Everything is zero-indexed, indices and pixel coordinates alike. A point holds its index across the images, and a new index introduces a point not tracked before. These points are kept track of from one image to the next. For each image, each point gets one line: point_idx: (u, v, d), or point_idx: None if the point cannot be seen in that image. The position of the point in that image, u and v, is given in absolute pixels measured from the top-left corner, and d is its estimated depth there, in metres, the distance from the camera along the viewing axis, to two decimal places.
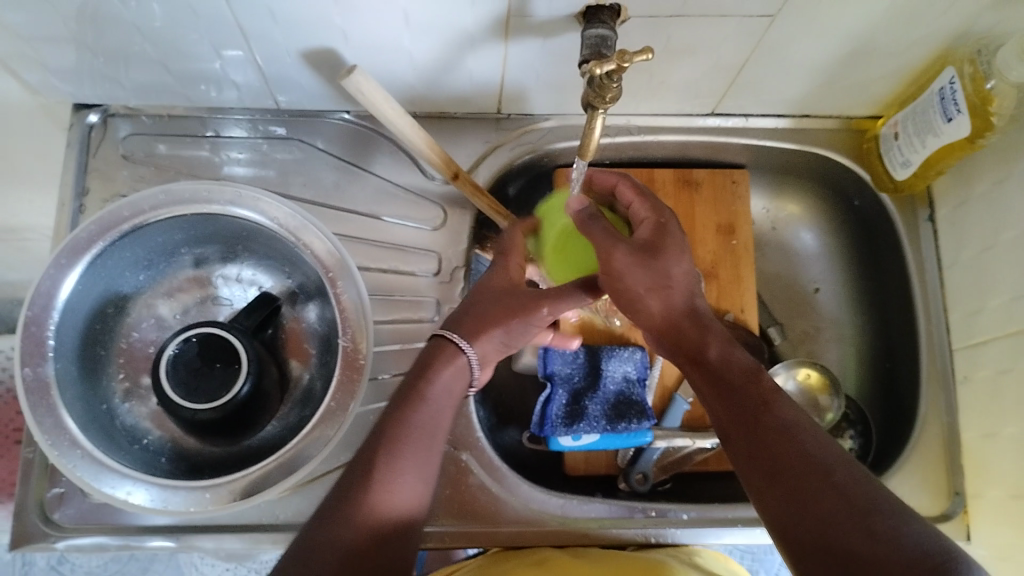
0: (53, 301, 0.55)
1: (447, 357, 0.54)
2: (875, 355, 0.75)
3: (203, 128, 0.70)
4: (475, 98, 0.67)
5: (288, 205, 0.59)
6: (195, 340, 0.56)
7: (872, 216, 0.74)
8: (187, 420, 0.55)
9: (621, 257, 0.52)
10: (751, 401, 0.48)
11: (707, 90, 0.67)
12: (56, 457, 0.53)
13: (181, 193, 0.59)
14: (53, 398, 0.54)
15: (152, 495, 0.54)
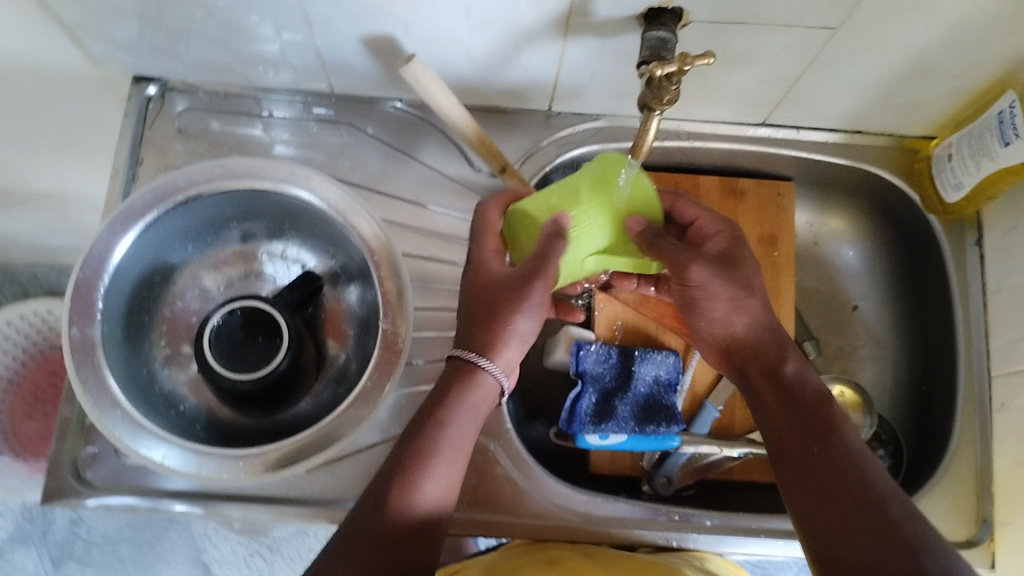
0: (104, 265, 0.56)
1: (464, 377, 0.54)
2: (911, 376, 0.74)
3: (257, 107, 0.71)
4: (528, 93, 0.67)
5: (339, 186, 0.60)
6: (239, 313, 0.57)
7: (918, 237, 0.73)
8: (226, 390, 0.56)
9: (703, 268, 0.55)
10: (817, 429, 0.51)
11: (760, 99, 0.66)
12: (96, 416, 0.54)
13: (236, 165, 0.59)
14: (98, 357, 0.55)
15: (187, 460, 0.54)
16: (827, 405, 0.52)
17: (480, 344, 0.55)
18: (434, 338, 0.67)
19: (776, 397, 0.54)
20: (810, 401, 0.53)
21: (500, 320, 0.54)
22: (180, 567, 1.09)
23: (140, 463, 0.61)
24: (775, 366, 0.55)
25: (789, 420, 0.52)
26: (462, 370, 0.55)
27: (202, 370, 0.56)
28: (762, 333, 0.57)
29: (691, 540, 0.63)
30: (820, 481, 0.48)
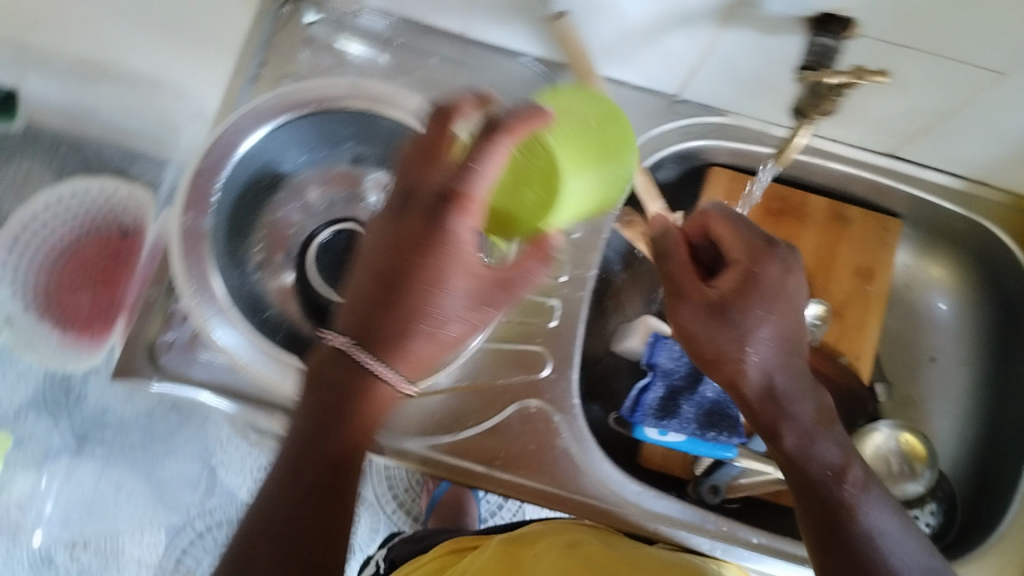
0: (228, 156, 0.56)
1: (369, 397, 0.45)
2: (980, 439, 0.73)
3: (385, 31, 0.68)
4: (659, 78, 0.64)
5: None
6: (345, 235, 0.63)
7: (1018, 303, 0.71)
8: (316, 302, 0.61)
9: (687, 313, 0.51)
10: (841, 497, 0.49)
11: (896, 128, 0.64)
12: (192, 301, 0.54)
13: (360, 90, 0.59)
14: (201, 249, 0.55)
15: (266, 365, 0.55)
16: (850, 462, 0.50)
17: (378, 347, 0.44)
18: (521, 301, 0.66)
19: (786, 457, 0.51)
20: (829, 464, 0.50)
21: (416, 312, 0.44)
22: (187, 463, 1.13)
23: (212, 360, 0.61)
24: (773, 399, 0.50)
25: (808, 485, 0.50)
26: (355, 384, 0.45)
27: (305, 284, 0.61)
28: (701, 313, 0.51)
29: (734, 554, 0.63)
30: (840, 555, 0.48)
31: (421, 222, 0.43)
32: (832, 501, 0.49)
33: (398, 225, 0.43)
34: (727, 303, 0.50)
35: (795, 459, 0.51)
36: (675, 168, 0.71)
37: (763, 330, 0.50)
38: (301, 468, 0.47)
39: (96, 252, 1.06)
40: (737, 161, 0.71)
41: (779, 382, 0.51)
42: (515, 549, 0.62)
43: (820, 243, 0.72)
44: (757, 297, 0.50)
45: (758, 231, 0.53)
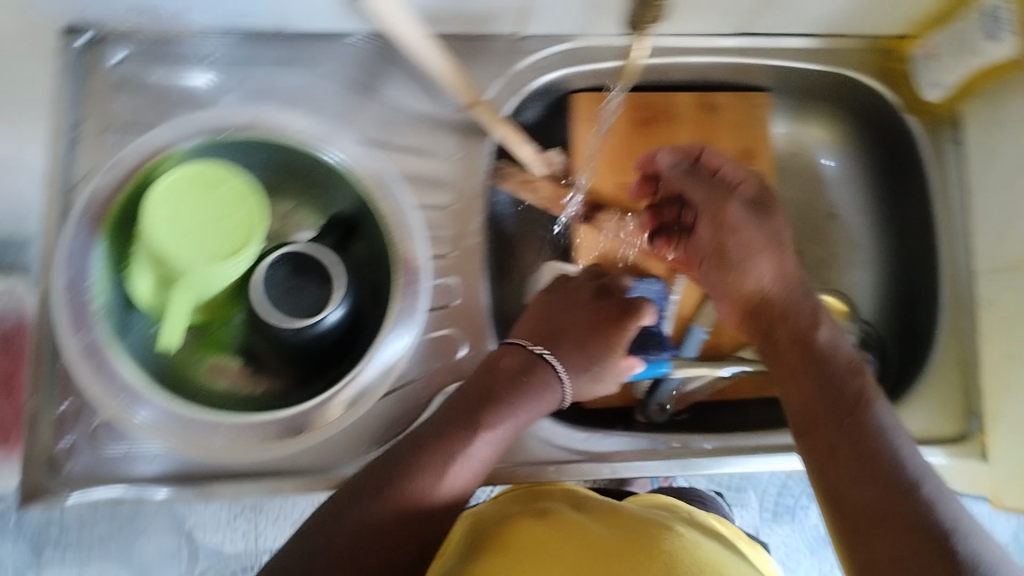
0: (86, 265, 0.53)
1: (543, 384, 0.57)
2: (895, 280, 0.76)
3: (198, 51, 0.62)
4: (494, 18, 0.63)
5: (307, 119, 0.57)
6: (283, 262, 0.55)
7: (892, 136, 0.73)
8: (277, 340, 0.55)
9: (614, 301, 0.63)
10: (839, 432, 0.47)
11: (741, 9, 0.63)
12: (122, 405, 0.54)
13: (202, 122, 0.56)
14: (109, 358, 0.53)
15: (172, 421, 0.55)
16: (842, 369, 0.50)
17: (493, 407, 0.54)
18: (444, 284, 0.63)
19: (846, 407, 0.48)
20: (862, 403, 0.48)
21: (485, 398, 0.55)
22: None
23: (120, 451, 0.57)
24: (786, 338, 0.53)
25: (845, 409, 0.48)
26: (540, 374, 0.57)
27: (255, 335, 0.57)
28: (814, 308, 0.55)
29: (690, 465, 0.66)
30: (865, 511, 0.44)
31: (586, 291, 0.63)
32: (847, 447, 0.47)
33: (538, 318, 0.61)
34: (805, 332, 0.53)
35: (822, 402, 0.49)
36: (536, 106, 0.70)
37: (758, 267, 0.56)
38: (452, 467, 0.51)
39: None
40: (593, 81, 0.69)
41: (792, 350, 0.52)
42: (475, 513, 0.57)
43: (697, 137, 0.72)
44: (779, 308, 0.54)
45: (790, 262, 0.56)
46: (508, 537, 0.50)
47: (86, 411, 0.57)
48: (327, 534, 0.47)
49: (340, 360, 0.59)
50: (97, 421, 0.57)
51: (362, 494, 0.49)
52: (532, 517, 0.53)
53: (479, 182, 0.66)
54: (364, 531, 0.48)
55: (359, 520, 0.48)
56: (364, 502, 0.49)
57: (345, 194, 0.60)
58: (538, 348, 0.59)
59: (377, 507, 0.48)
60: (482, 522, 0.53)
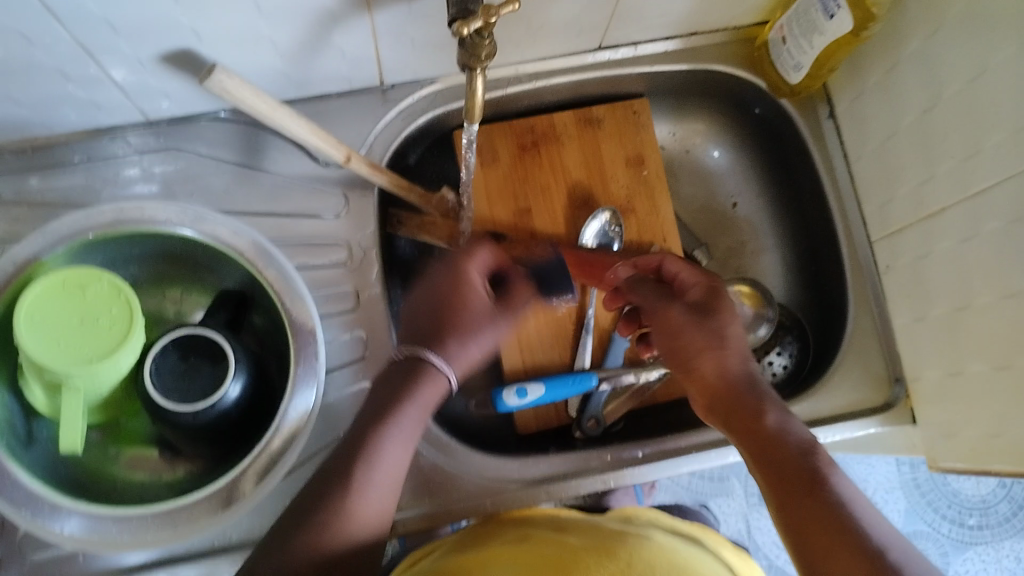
0: None
1: (422, 381, 0.53)
2: (801, 258, 0.77)
3: (72, 155, 0.63)
4: (355, 75, 0.64)
5: (175, 204, 0.56)
6: (172, 347, 0.54)
7: (770, 118, 0.74)
8: (178, 426, 0.53)
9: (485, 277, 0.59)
10: (746, 428, 0.51)
11: (590, 23, 0.64)
12: (29, 518, 0.50)
13: (64, 230, 0.55)
14: (11, 473, 0.50)
15: (88, 526, 0.52)
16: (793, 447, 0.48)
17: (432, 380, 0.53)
18: (352, 340, 0.64)
19: (747, 407, 0.51)
20: (751, 404, 0.51)
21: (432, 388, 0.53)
22: None
23: (50, 556, 0.57)
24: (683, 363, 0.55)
25: (729, 411, 0.52)
26: (418, 367, 0.53)
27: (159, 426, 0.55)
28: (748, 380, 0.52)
29: (626, 475, 0.66)
30: (780, 488, 0.47)
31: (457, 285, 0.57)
32: (755, 440, 0.50)
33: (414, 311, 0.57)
34: (754, 428, 0.50)
35: (731, 408, 0.52)
36: (421, 146, 0.71)
37: (707, 361, 0.53)
38: (385, 449, 0.51)
39: None
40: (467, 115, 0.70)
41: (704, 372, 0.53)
42: (458, 540, 0.59)
43: (583, 153, 0.73)
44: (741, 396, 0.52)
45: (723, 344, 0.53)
46: (484, 558, 0.52)
47: (9, 524, 0.57)
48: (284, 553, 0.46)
49: (252, 435, 0.57)
50: (22, 531, 0.57)
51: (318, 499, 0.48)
52: (513, 543, 0.54)
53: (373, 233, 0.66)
54: (334, 541, 0.47)
55: (315, 523, 0.47)
56: (315, 509, 0.48)
57: (231, 270, 0.59)
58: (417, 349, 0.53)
59: (324, 521, 0.47)
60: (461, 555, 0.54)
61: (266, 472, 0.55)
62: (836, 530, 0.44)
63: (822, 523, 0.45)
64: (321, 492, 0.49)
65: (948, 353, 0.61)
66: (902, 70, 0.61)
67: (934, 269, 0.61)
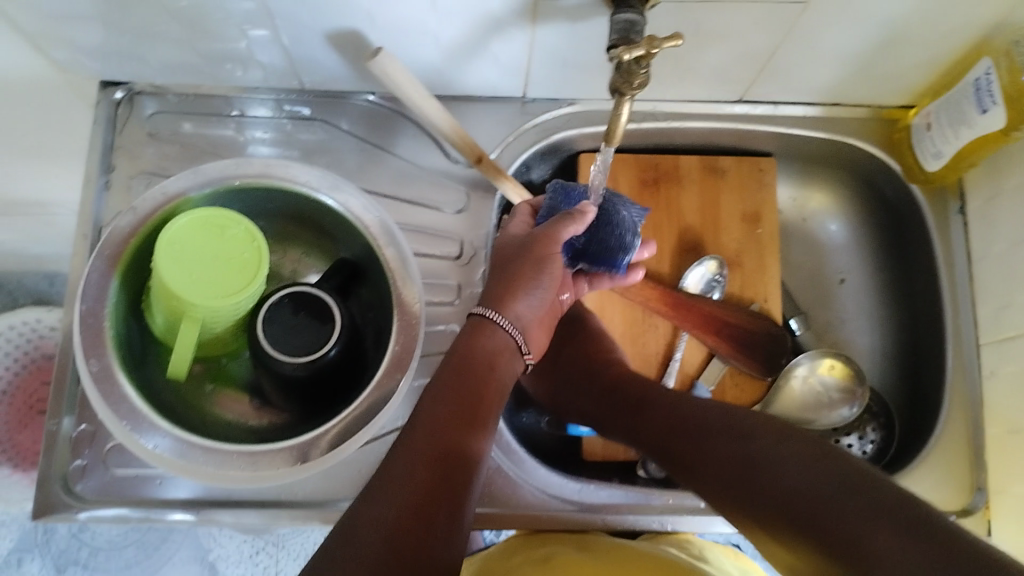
0: (105, 292, 0.54)
1: (485, 341, 0.55)
2: (901, 348, 0.75)
3: (227, 108, 0.68)
4: (501, 83, 0.66)
5: (317, 168, 0.59)
6: (286, 300, 0.56)
7: (897, 202, 0.74)
8: (277, 375, 0.55)
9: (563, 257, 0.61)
10: (770, 468, 0.44)
11: (737, 76, 0.65)
12: (126, 431, 0.53)
13: (214, 172, 0.59)
14: (120, 384, 0.53)
15: (176, 451, 0.54)
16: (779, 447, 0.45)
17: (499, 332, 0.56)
18: (447, 333, 0.65)
19: (756, 427, 0.47)
20: (755, 429, 0.48)
21: (477, 377, 0.53)
22: (186, 567, 0.92)
23: (131, 473, 0.60)
24: (684, 422, 0.53)
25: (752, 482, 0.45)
26: (482, 326, 0.56)
27: (257, 373, 0.58)
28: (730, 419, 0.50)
29: (684, 521, 0.64)
30: (804, 504, 0.41)
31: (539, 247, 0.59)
32: (749, 481, 0.45)
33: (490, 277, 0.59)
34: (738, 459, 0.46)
35: (734, 454, 0.47)
36: (546, 164, 0.73)
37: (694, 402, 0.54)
38: (455, 440, 0.48)
39: (34, 386, 0.85)
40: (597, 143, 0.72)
41: (709, 418, 0.51)
42: (512, 555, 0.59)
43: (702, 199, 0.73)
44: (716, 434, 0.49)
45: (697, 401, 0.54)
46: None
47: (101, 435, 0.61)
48: (349, 523, 0.42)
49: (339, 401, 0.59)
50: (110, 444, 0.61)
51: (383, 477, 0.45)
52: (534, 564, 0.55)
53: (486, 234, 0.68)
54: (401, 505, 0.43)
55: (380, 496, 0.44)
56: (377, 487, 0.45)
57: (353, 242, 0.62)
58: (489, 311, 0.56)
59: (391, 491, 0.44)
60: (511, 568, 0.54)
61: (342, 438, 0.56)
62: (863, 479, 0.40)
63: (816, 516, 0.40)
64: (389, 482, 0.45)
65: None
66: None
67: None
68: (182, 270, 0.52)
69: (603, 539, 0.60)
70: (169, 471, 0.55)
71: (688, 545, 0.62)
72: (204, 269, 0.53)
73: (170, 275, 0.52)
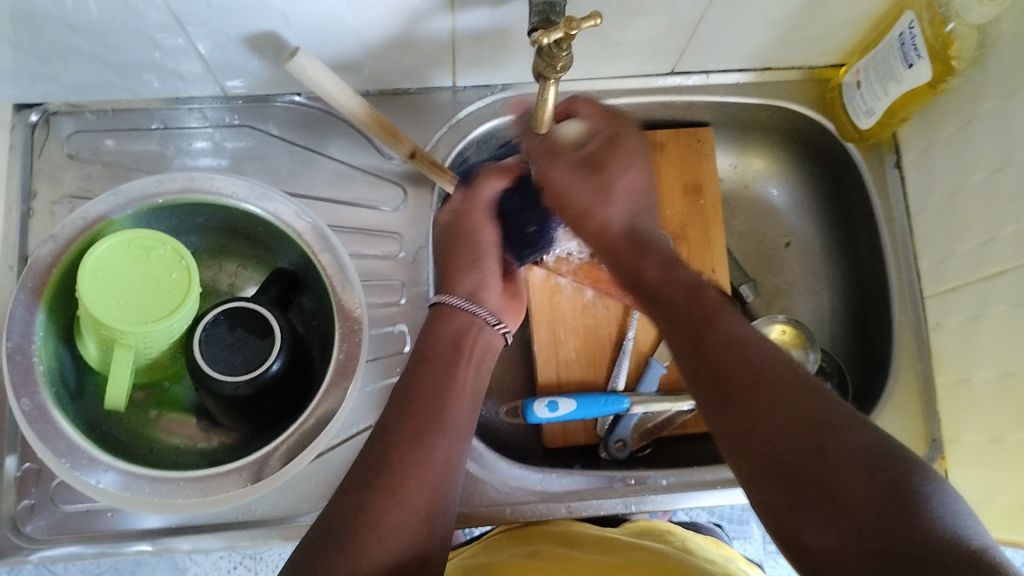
0: (32, 327, 0.52)
1: (445, 325, 0.57)
2: (851, 306, 0.76)
3: (149, 121, 0.65)
4: (429, 74, 0.65)
5: (243, 179, 0.58)
6: (223, 318, 0.55)
7: (836, 161, 0.74)
8: (220, 396, 0.54)
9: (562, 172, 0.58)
10: (815, 470, 0.39)
11: (666, 48, 0.64)
12: (67, 469, 0.51)
13: (135, 191, 0.57)
14: (57, 421, 0.51)
15: (122, 484, 0.52)
16: (782, 417, 0.42)
17: (460, 316, 0.58)
18: (395, 333, 0.64)
19: (789, 400, 0.42)
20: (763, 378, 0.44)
21: (448, 369, 0.54)
22: None
23: (80, 509, 0.59)
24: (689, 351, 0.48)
25: (798, 478, 0.40)
26: (441, 312, 0.58)
27: (201, 395, 0.56)
28: (739, 355, 0.46)
29: (647, 501, 0.64)
30: (803, 501, 0.39)
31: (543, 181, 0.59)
32: (757, 454, 0.42)
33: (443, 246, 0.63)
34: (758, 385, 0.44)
35: (760, 423, 0.42)
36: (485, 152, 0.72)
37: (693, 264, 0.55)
38: (432, 440, 0.50)
39: None
40: None
41: (737, 373, 0.45)
42: (494, 549, 0.60)
43: None
44: (720, 364, 0.46)
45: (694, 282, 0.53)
46: (487, 571, 0.54)
47: (47, 471, 0.59)
48: (335, 534, 0.44)
49: (288, 415, 0.58)
50: (57, 480, 0.59)
51: (367, 484, 0.47)
52: (520, 556, 0.56)
53: (426, 230, 0.67)
54: (380, 522, 0.45)
55: (363, 505, 0.45)
56: (358, 496, 0.46)
57: (289, 250, 0.60)
58: (448, 297, 0.59)
59: (372, 503, 0.45)
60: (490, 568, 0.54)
61: (294, 452, 0.55)
62: (886, 492, 0.37)
63: (818, 517, 0.39)
64: (394, 486, 0.46)
65: (993, 417, 0.59)
66: (975, 127, 0.60)
67: (986, 331, 0.60)
68: (103, 298, 0.50)
69: (580, 530, 0.61)
70: (117, 504, 0.54)
71: (664, 531, 0.63)
72: (127, 294, 0.51)
73: (92, 303, 0.50)
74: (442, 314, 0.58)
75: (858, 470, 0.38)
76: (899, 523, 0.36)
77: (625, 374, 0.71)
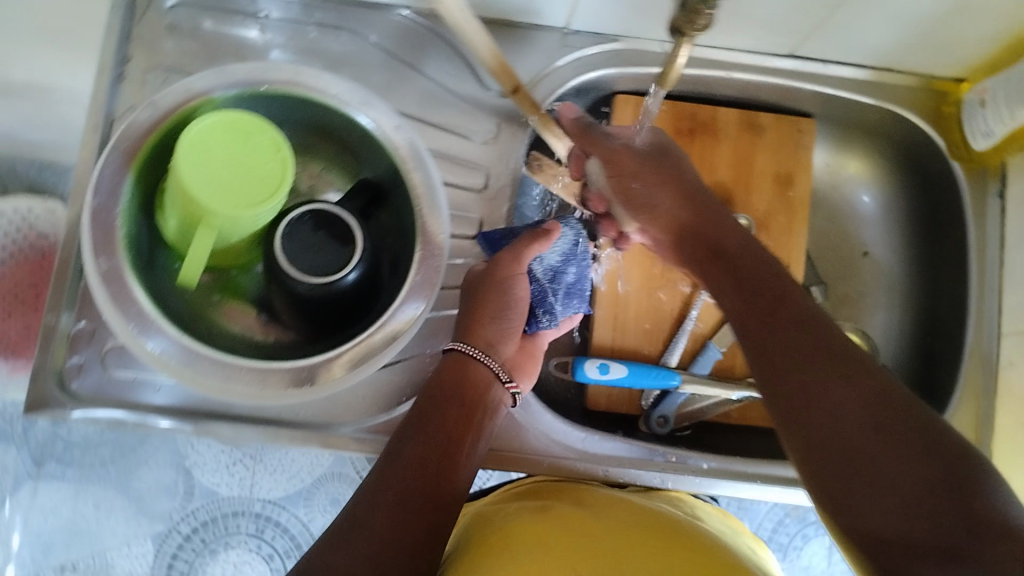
0: (120, 189, 0.52)
1: (458, 373, 0.54)
2: (918, 327, 0.74)
3: (253, 7, 0.64)
4: (545, 9, 0.63)
5: (349, 81, 0.56)
6: (308, 218, 0.54)
7: (936, 180, 0.72)
8: (289, 293, 0.53)
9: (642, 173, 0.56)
10: (865, 449, 0.40)
11: (794, 28, 0.62)
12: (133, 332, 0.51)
13: (240, 73, 0.55)
14: (130, 286, 0.51)
15: (182, 359, 0.52)
16: (847, 380, 0.42)
17: (465, 368, 0.55)
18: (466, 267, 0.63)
19: (845, 377, 0.42)
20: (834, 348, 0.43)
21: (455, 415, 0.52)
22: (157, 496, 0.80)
23: (128, 377, 0.59)
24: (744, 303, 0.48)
25: (850, 456, 0.40)
26: (450, 362, 0.55)
27: (268, 288, 0.56)
28: (809, 322, 0.45)
29: (686, 482, 0.64)
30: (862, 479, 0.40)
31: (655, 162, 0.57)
32: (814, 424, 0.42)
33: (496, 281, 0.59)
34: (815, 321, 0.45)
35: (820, 391, 0.42)
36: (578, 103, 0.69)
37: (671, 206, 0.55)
38: (427, 491, 0.49)
39: (26, 276, 0.73)
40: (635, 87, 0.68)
41: (803, 337, 0.44)
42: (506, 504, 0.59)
43: (735, 155, 0.70)
44: (789, 315, 0.46)
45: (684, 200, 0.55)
46: (494, 527, 0.54)
47: (101, 333, 0.59)
48: None
49: (352, 326, 0.57)
50: (109, 346, 0.59)
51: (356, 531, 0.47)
52: (529, 512, 0.55)
53: (512, 168, 0.65)
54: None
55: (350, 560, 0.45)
56: (343, 544, 0.46)
57: (379, 162, 0.59)
58: (468, 347, 0.55)
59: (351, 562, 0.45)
60: (486, 532, 0.54)
61: (355, 364, 0.54)
62: (954, 476, 0.38)
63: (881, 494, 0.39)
64: (376, 542, 0.46)
65: None
66: None
67: None
68: (198, 172, 0.49)
69: (595, 492, 0.59)
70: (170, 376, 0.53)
71: (683, 501, 0.62)
72: (221, 171, 0.50)
73: (188, 174, 0.49)
74: (452, 363, 0.55)
75: (926, 456, 0.39)
76: (954, 509, 0.37)
77: (679, 354, 0.70)
